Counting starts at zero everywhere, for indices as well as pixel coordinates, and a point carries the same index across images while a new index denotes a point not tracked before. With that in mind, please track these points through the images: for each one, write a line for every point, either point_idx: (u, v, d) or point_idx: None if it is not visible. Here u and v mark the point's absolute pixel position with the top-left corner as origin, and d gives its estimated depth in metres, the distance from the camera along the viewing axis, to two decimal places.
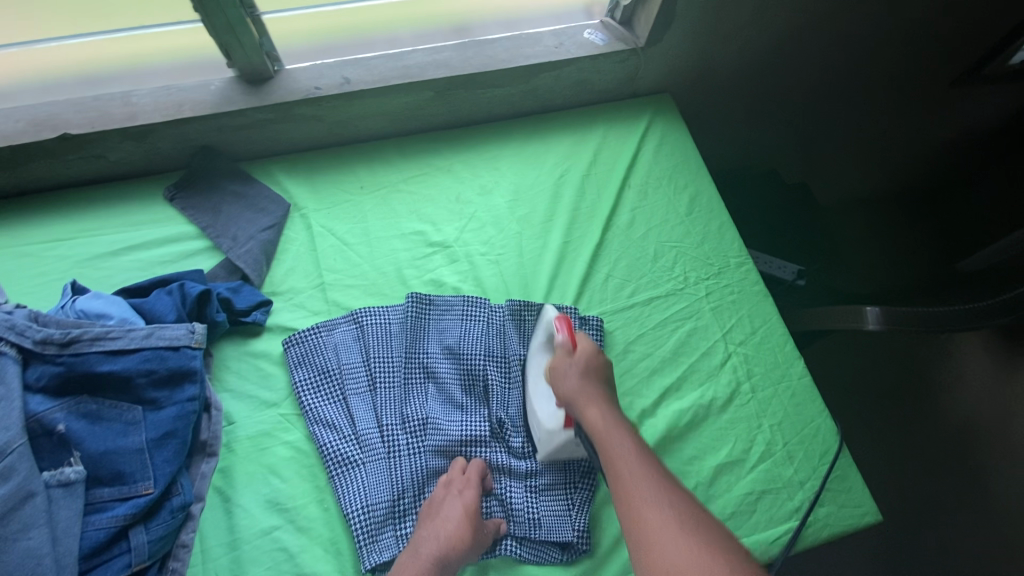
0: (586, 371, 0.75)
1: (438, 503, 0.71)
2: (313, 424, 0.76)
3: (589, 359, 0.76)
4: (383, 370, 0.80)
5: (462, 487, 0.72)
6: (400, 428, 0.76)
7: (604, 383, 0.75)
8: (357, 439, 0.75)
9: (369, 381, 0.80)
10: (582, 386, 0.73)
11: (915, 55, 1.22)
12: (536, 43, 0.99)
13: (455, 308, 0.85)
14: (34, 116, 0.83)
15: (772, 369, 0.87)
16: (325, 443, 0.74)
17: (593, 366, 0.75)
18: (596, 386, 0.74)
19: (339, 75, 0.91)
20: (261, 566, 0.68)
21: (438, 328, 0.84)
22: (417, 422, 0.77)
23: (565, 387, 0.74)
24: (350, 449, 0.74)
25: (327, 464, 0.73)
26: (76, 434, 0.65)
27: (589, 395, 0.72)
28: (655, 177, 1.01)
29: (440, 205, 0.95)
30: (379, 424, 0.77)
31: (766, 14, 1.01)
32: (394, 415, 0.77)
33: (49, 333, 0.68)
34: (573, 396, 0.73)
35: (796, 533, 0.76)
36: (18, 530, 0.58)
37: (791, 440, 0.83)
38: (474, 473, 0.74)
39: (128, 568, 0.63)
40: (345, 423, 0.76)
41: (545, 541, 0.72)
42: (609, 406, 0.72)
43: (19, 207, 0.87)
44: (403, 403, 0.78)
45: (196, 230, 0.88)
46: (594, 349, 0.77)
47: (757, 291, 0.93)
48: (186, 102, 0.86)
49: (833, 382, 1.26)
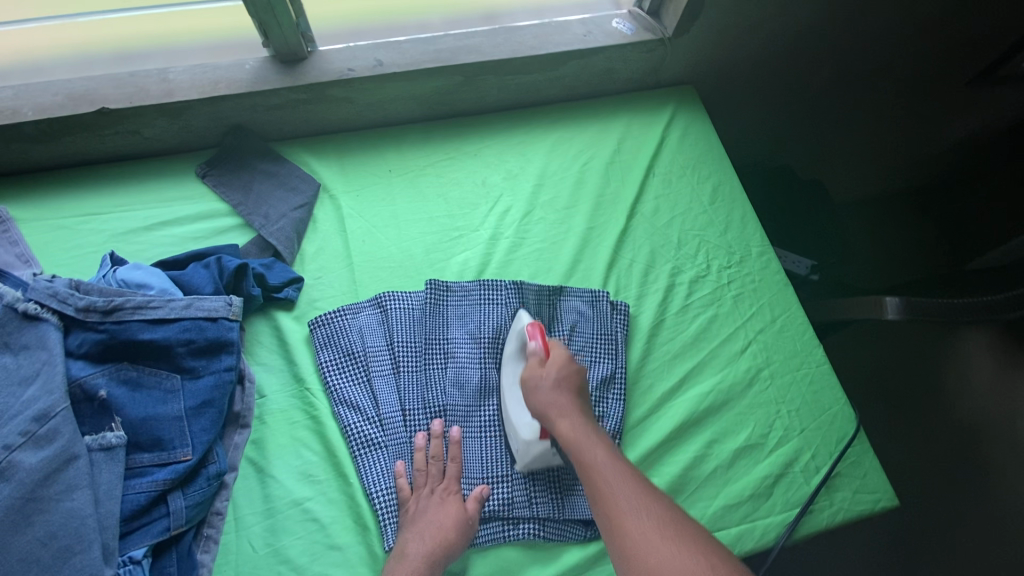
0: (559, 382, 0.73)
1: (420, 509, 0.69)
2: (337, 404, 0.76)
3: (563, 367, 0.74)
4: (406, 353, 0.81)
5: (443, 494, 0.71)
6: (422, 412, 0.78)
7: (578, 393, 0.73)
8: (380, 422, 0.76)
9: (393, 364, 0.81)
10: (557, 396, 0.72)
11: (936, 51, 1.23)
12: (564, 31, 1.00)
13: (473, 293, 0.86)
14: (72, 90, 0.84)
15: (791, 357, 0.88)
16: (349, 424, 0.75)
17: (565, 377, 0.74)
18: (570, 396, 0.72)
19: (371, 57, 0.92)
20: (293, 535, 0.69)
21: (458, 314, 0.85)
22: (437, 408, 0.78)
23: (536, 395, 0.73)
24: (373, 431, 0.75)
25: (350, 444, 0.74)
26: (117, 400, 0.67)
27: (563, 403, 0.71)
28: (679, 166, 1.02)
29: (466, 188, 0.96)
30: (402, 407, 0.78)
31: (792, 7, 1.02)
32: (417, 400, 0.78)
33: (92, 301, 0.69)
34: (547, 408, 0.71)
35: (801, 515, 0.78)
36: (61, 491, 0.60)
37: (809, 426, 0.84)
38: (454, 478, 0.73)
39: (166, 531, 0.65)
40: (368, 404, 0.77)
41: (568, 520, 0.74)
42: (581, 418, 0.70)
43: (53, 180, 0.88)
44: (425, 388, 0.79)
45: (228, 208, 0.89)
46: (567, 356, 0.76)
47: (778, 281, 0.94)
48: (221, 80, 0.87)
49: (849, 362, 1.29)
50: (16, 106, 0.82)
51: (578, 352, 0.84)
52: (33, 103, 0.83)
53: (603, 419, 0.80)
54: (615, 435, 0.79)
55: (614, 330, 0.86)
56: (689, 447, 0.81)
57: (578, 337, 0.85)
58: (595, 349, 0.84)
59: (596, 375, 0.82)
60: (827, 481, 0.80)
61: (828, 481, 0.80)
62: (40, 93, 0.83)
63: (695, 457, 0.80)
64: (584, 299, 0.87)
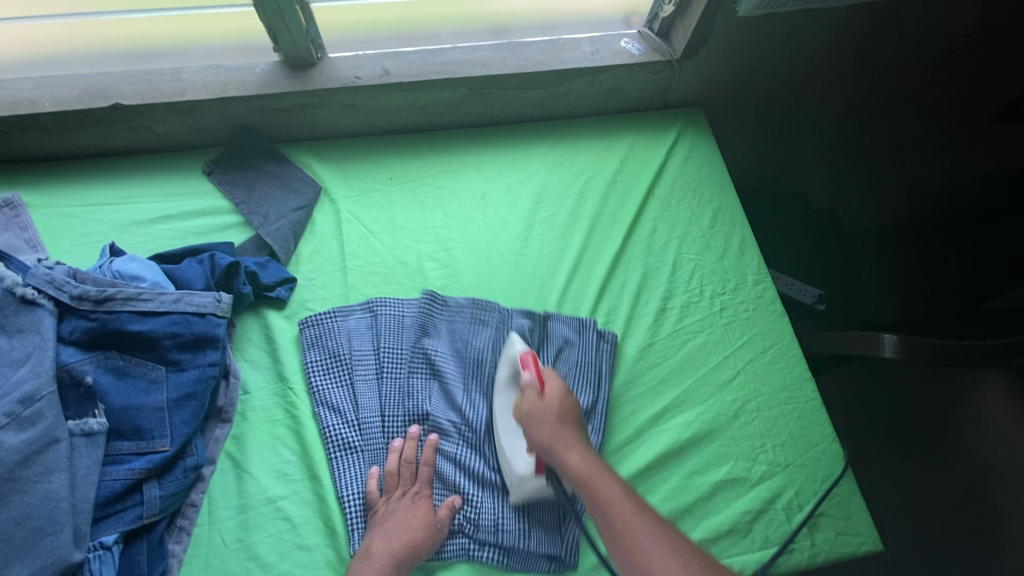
0: (561, 415, 0.73)
1: (389, 511, 0.70)
2: (319, 405, 0.77)
3: (562, 400, 0.74)
4: (391, 361, 0.81)
5: (414, 497, 0.72)
6: (401, 417, 0.78)
7: (578, 427, 0.73)
8: (358, 426, 0.77)
9: (378, 369, 0.81)
10: (561, 426, 0.72)
11: (960, 82, 1.21)
12: (572, 48, 1.00)
13: (463, 311, 0.86)
14: (88, 85, 0.87)
15: (780, 391, 0.86)
16: (328, 426, 0.76)
17: (566, 408, 0.73)
18: (571, 429, 0.72)
19: (378, 66, 0.94)
20: (265, 533, 0.70)
21: (447, 331, 0.85)
22: (416, 417, 0.78)
23: (539, 430, 0.72)
24: (351, 435, 0.76)
25: (327, 446, 0.75)
26: (103, 388, 0.68)
27: (565, 439, 0.71)
28: (680, 189, 1.01)
29: (464, 200, 0.97)
30: (381, 412, 0.79)
31: (806, 36, 1.01)
32: (397, 407, 0.79)
33: (86, 290, 0.71)
34: (551, 441, 0.71)
35: (774, 557, 0.76)
36: (39, 472, 0.62)
37: (793, 462, 0.82)
38: (427, 482, 0.74)
39: (139, 520, 0.66)
40: (349, 408, 0.78)
41: (533, 551, 0.72)
42: (586, 449, 0.70)
43: (64, 170, 0.91)
44: (406, 397, 0.79)
45: (230, 205, 0.91)
46: (563, 387, 0.75)
47: (773, 311, 0.93)
48: (230, 82, 0.89)
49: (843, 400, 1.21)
50: (34, 97, 0.85)
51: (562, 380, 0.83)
52: (51, 95, 0.86)
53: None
54: None
55: (600, 362, 0.84)
56: (667, 477, 0.80)
57: (563, 365, 0.84)
58: (578, 379, 0.83)
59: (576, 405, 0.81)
60: (810, 521, 0.79)
61: (811, 521, 0.78)
62: (58, 86, 0.87)
63: (674, 488, 0.79)
64: (573, 326, 0.86)
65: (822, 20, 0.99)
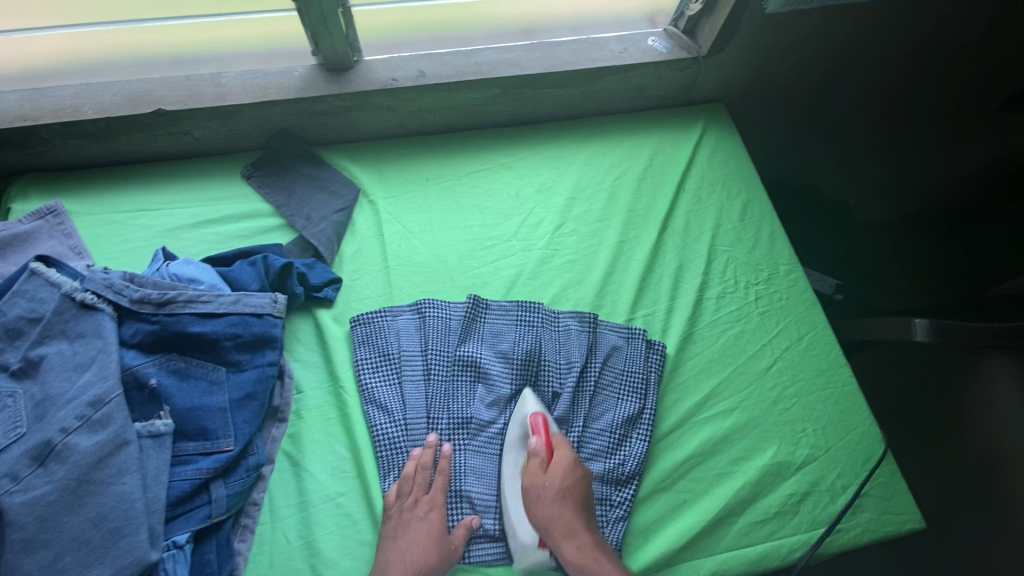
0: (564, 495, 0.72)
1: (402, 525, 0.69)
2: (367, 404, 0.78)
3: (565, 476, 0.73)
4: (438, 361, 0.82)
5: (427, 508, 0.71)
6: (446, 419, 0.79)
7: (580, 506, 0.72)
8: (404, 426, 0.77)
9: (424, 370, 0.82)
10: (564, 509, 0.71)
11: (966, 76, 1.24)
12: (602, 47, 1.02)
13: (510, 313, 0.87)
14: (130, 92, 0.88)
15: (819, 375, 0.89)
16: (376, 425, 0.77)
17: (570, 485, 0.72)
18: (572, 512, 0.71)
19: (414, 68, 0.95)
20: (327, 530, 0.71)
21: (493, 331, 0.86)
22: (461, 420, 0.79)
23: (539, 511, 0.71)
24: (398, 435, 0.77)
25: (377, 445, 0.76)
26: (167, 389, 0.70)
27: (564, 521, 0.71)
28: (708, 183, 1.03)
29: (500, 198, 0.99)
30: (427, 413, 0.79)
31: (826, 32, 1.04)
32: (443, 409, 0.79)
33: (147, 294, 0.72)
34: (551, 525, 0.70)
35: (816, 542, 0.78)
36: (112, 474, 0.62)
37: (834, 445, 0.84)
38: (439, 491, 0.73)
39: (208, 519, 0.67)
40: (397, 407, 0.79)
41: None
42: (587, 537, 0.70)
43: (103, 176, 0.92)
44: (451, 399, 0.80)
45: (271, 208, 0.92)
46: (572, 459, 0.74)
47: (807, 299, 0.95)
48: (270, 86, 0.91)
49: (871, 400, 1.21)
50: (77, 105, 0.86)
51: (607, 387, 0.84)
52: (93, 103, 0.86)
53: (622, 462, 0.79)
54: (635, 476, 0.79)
55: (648, 370, 0.85)
56: (714, 463, 0.82)
57: (610, 371, 0.85)
58: (623, 387, 0.84)
59: (622, 413, 0.82)
60: (855, 502, 0.81)
61: (856, 502, 0.81)
62: (100, 93, 0.88)
63: (721, 472, 0.81)
64: (621, 334, 0.87)
65: (840, 17, 1.02)
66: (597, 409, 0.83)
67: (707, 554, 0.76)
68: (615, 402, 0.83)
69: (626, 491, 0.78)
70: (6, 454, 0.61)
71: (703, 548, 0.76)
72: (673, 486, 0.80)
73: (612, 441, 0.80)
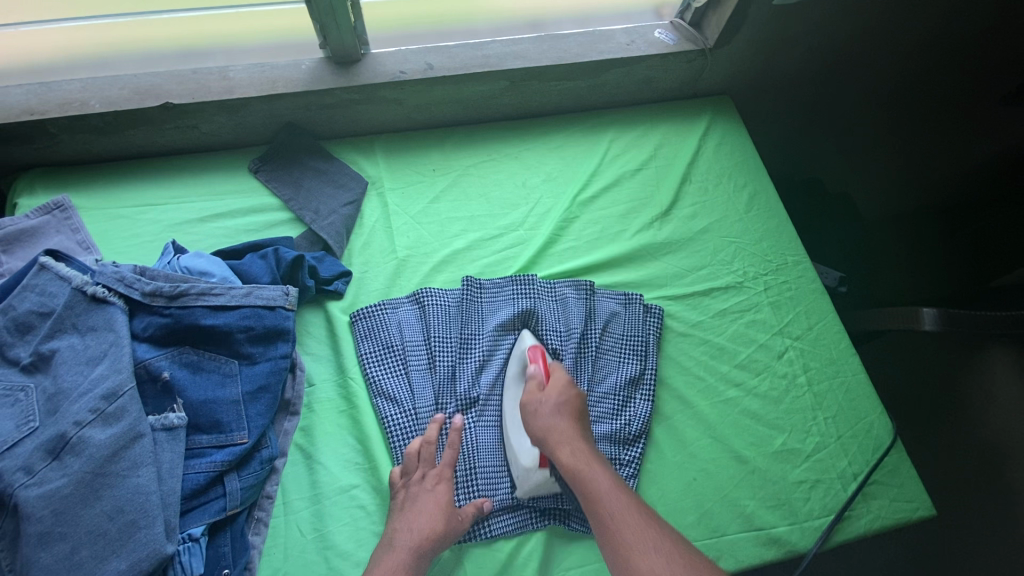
0: (560, 407, 0.74)
1: (410, 497, 0.70)
2: (376, 396, 0.78)
3: (562, 392, 0.75)
4: (442, 349, 0.82)
5: (434, 480, 0.72)
6: (454, 401, 0.80)
7: (577, 420, 0.74)
8: (415, 415, 0.78)
9: (429, 359, 0.82)
10: (558, 420, 0.72)
11: (970, 68, 1.25)
12: (609, 39, 1.02)
13: (506, 289, 0.88)
14: (137, 85, 0.88)
15: (828, 364, 0.89)
16: (386, 417, 0.77)
17: (567, 400, 0.74)
18: (568, 423, 0.73)
19: (421, 61, 0.95)
20: (340, 522, 0.71)
21: (492, 310, 0.86)
22: (468, 401, 0.80)
23: (536, 421, 0.73)
24: (409, 424, 0.77)
25: (389, 436, 0.76)
26: (179, 382, 0.70)
27: (560, 430, 0.72)
28: (715, 173, 1.04)
29: (507, 189, 0.99)
30: (435, 400, 0.80)
31: (832, 24, 1.05)
32: (451, 394, 0.80)
33: (159, 287, 0.72)
34: (546, 434, 0.72)
35: (827, 532, 0.78)
36: (127, 467, 0.62)
37: (845, 433, 0.85)
38: (447, 466, 0.74)
39: (223, 511, 0.67)
40: (406, 397, 0.79)
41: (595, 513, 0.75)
42: (582, 445, 0.71)
43: (109, 171, 0.91)
44: (457, 383, 0.81)
45: (278, 202, 0.92)
46: (567, 379, 0.77)
47: (815, 289, 0.95)
48: (278, 79, 0.90)
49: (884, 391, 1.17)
50: (84, 99, 0.86)
51: (608, 350, 0.87)
52: (100, 97, 0.86)
53: (630, 421, 0.81)
54: (642, 434, 0.81)
55: (647, 333, 0.87)
56: (725, 452, 0.82)
57: (610, 336, 0.87)
58: (624, 350, 0.86)
59: (624, 375, 0.84)
60: (867, 490, 0.81)
61: (868, 490, 0.81)
62: (107, 87, 0.87)
63: (733, 461, 0.81)
64: (618, 300, 0.90)
65: (847, 7, 1.02)
66: (599, 372, 0.85)
67: (720, 542, 0.76)
68: (617, 364, 0.86)
69: (633, 451, 0.80)
70: (19, 448, 0.61)
71: (717, 536, 0.76)
72: (685, 475, 0.80)
73: (617, 404, 0.82)
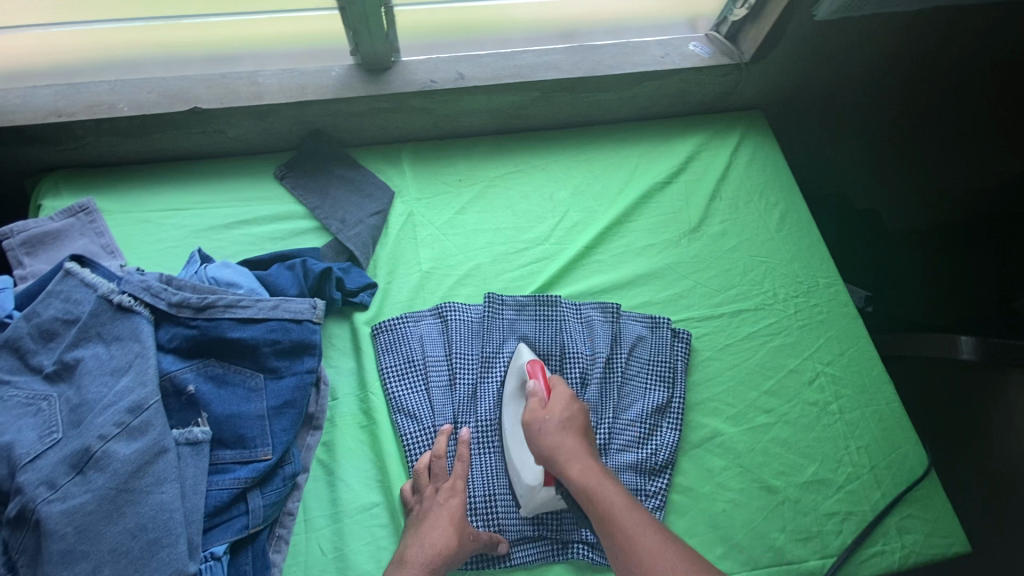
0: (566, 425, 0.71)
1: (422, 512, 0.68)
2: (396, 412, 0.77)
3: (564, 409, 0.72)
4: (463, 366, 0.81)
5: (447, 494, 0.70)
6: (474, 421, 0.78)
7: (583, 436, 0.71)
8: (435, 433, 0.76)
9: (450, 375, 0.81)
10: (565, 439, 0.70)
11: (1009, 85, 1.21)
12: (642, 52, 1.01)
13: (529, 308, 0.86)
14: (166, 89, 0.87)
15: (861, 392, 0.87)
16: (406, 434, 0.75)
17: (570, 417, 0.72)
18: (573, 438, 0.70)
19: (453, 70, 0.94)
20: (361, 542, 0.69)
21: (515, 329, 0.85)
22: (488, 422, 0.78)
23: (542, 441, 0.70)
24: (429, 442, 0.75)
25: (407, 454, 0.75)
26: (204, 396, 0.69)
27: (567, 448, 0.69)
28: (746, 190, 1.02)
29: (533, 201, 0.97)
30: (454, 418, 0.78)
31: (872, 40, 1.02)
32: (470, 414, 0.78)
33: (186, 297, 0.71)
34: (552, 453, 0.69)
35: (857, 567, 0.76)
36: (151, 483, 0.61)
37: (878, 464, 0.83)
38: (460, 478, 0.72)
39: (245, 529, 0.66)
40: (426, 414, 0.77)
41: None
42: (588, 460, 0.69)
43: (134, 174, 0.90)
44: (477, 402, 0.79)
45: (304, 210, 0.91)
46: (569, 394, 0.74)
47: (848, 313, 0.93)
48: (307, 86, 0.89)
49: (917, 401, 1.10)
50: (113, 102, 0.85)
51: (635, 376, 0.85)
52: (129, 99, 0.85)
53: (656, 451, 0.79)
54: (669, 463, 0.79)
55: (674, 358, 0.86)
56: (756, 480, 0.80)
57: (636, 360, 0.86)
58: (652, 375, 0.85)
59: (652, 401, 0.82)
60: (900, 523, 0.79)
61: (902, 524, 0.79)
62: (136, 90, 0.86)
63: (763, 489, 0.79)
64: (646, 322, 0.88)
65: (889, 24, 1.00)
66: (625, 400, 0.83)
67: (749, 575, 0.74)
68: (643, 390, 0.84)
69: (659, 480, 0.78)
70: (42, 460, 0.60)
71: (746, 568, 0.75)
72: (714, 504, 0.78)
73: (643, 431, 0.81)
